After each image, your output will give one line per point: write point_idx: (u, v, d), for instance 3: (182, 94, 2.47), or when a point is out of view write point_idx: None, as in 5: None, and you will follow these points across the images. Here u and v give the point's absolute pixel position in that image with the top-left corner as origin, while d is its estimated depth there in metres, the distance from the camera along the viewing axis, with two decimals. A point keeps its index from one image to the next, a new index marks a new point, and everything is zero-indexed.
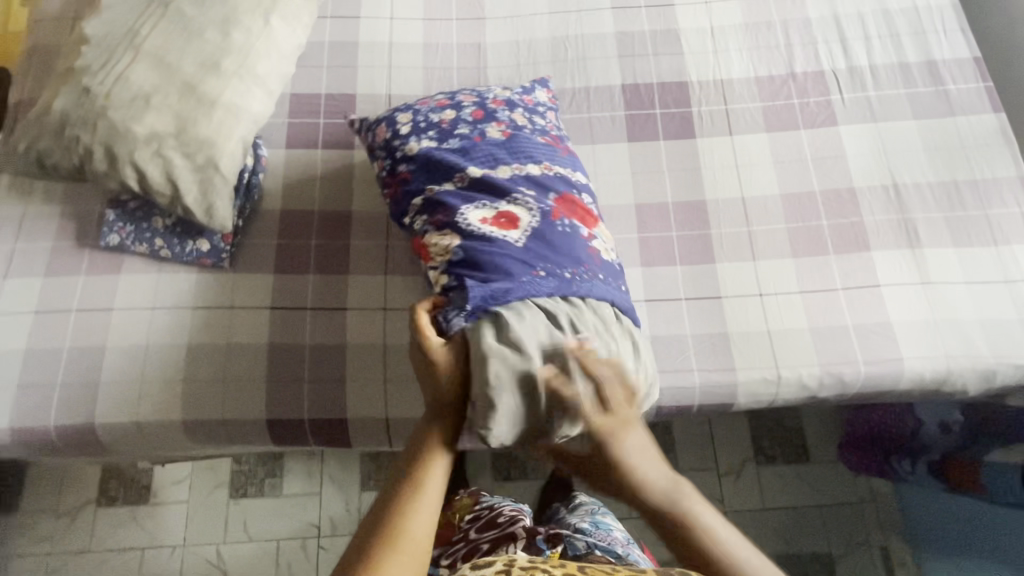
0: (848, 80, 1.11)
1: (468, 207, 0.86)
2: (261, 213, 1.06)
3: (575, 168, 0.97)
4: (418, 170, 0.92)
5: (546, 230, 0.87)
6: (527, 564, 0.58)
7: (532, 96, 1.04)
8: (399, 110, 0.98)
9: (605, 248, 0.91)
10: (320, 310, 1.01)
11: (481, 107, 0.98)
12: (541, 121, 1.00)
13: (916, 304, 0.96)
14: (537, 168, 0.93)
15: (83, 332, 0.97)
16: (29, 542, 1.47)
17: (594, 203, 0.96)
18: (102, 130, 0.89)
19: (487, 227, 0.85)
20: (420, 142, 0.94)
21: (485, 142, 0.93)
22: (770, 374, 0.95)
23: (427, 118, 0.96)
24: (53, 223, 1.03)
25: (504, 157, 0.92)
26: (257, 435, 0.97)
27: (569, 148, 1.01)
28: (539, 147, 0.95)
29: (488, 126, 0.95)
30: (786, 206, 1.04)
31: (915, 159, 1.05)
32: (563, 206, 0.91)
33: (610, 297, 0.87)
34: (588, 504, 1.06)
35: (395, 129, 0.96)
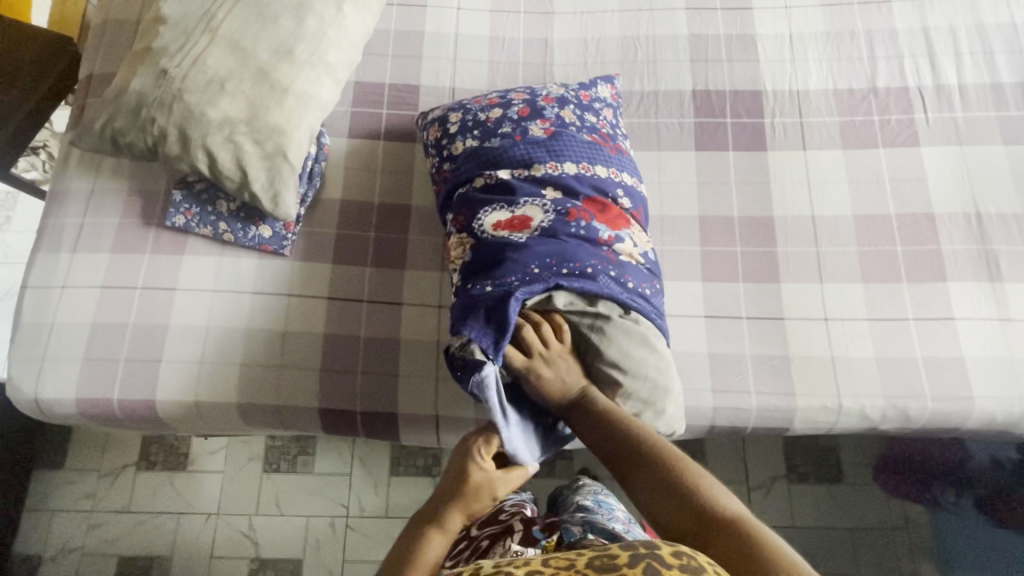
0: (934, 98, 1.06)
1: (484, 209, 0.87)
2: (322, 202, 1.06)
3: (619, 168, 0.94)
4: (461, 168, 0.94)
5: (560, 230, 0.85)
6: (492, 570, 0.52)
7: (589, 92, 1.02)
8: (452, 109, 1.00)
9: (629, 251, 0.87)
10: (376, 304, 1.02)
11: (530, 104, 0.97)
12: (592, 118, 0.98)
13: (991, 340, 0.93)
14: (573, 168, 0.91)
15: (147, 310, 0.99)
16: (74, 499, 1.53)
17: (632, 206, 0.93)
18: (178, 113, 0.89)
19: (498, 231, 0.85)
20: (466, 140, 0.96)
21: (525, 140, 0.92)
22: (831, 402, 0.93)
23: (475, 116, 0.97)
24: (120, 200, 1.05)
25: (540, 156, 0.91)
26: (308, 423, 0.99)
27: (620, 147, 0.98)
28: (581, 145, 0.93)
29: (533, 123, 0.94)
30: (858, 228, 1.01)
31: (1001, 187, 1.00)
32: (589, 207, 0.88)
33: (615, 297, 0.82)
34: (591, 484, 1.00)
35: (445, 127, 0.99)
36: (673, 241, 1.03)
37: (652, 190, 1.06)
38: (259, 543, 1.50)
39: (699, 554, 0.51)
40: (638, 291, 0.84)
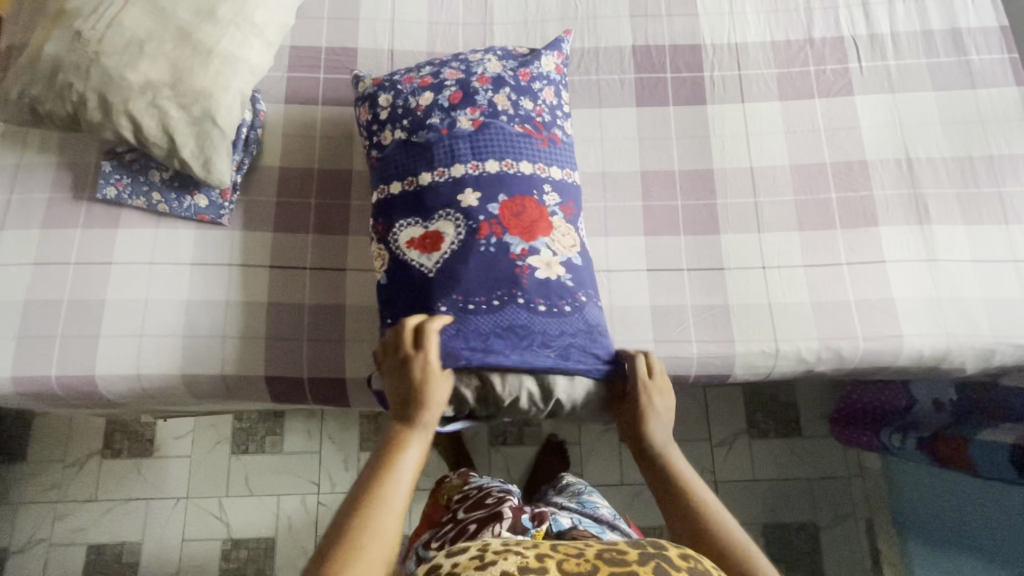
0: (868, 47, 1.07)
1: (399, 224, 0.88)
2: (260, 170, 1.04)
3: (547, 163, 0.91)
4: (387, 161, 0.92)
5: (468, 251, 0.84)
6: (501, 547, 0.52)
7: (529, 70, 0.96)
8: (383, 87, 0.95)
9: (545, 264, 0.85)
10: (319, 271, 1.01)
11: (463, 87, 0.93)
12: (527, 105, 0.94)
13: (919, 280, 0.96)
14: (495, 165, 0.89)
15: (83, 285, 0.97)
16: (35, 488, 1.51)
17: (560, 202, 0.90)
18: (96, 77, 0.86)
19: (410, 251, 0.86)
20: (394, 130, 0.92)
21: (452, 134, 0.90)
22: (769, 347, 0.95)
23: (406, 101, 0.93)
24: (48, 175, 1.01)
25: (462, 155, 0.89)
26: (257, 392, 0.98)
27: (555, 136, 0.94)
28: (509, 139, 0.90)
29: (462, 113, 0.91)
30: (795, 177, 1.02)
31: (931, 132, 1.02)
32: (502, 218, 0.86)
33: (529, 325, 0.83)
34: (576, 485, 1.03)
35: (375, 109, 0.94)
36: (615, 197, 1.04)
37: (594, 148, 1.06)
38: (230, 523, 1.50)
39: (705, 558, 0.52)
40: (552, 314, 0.84)
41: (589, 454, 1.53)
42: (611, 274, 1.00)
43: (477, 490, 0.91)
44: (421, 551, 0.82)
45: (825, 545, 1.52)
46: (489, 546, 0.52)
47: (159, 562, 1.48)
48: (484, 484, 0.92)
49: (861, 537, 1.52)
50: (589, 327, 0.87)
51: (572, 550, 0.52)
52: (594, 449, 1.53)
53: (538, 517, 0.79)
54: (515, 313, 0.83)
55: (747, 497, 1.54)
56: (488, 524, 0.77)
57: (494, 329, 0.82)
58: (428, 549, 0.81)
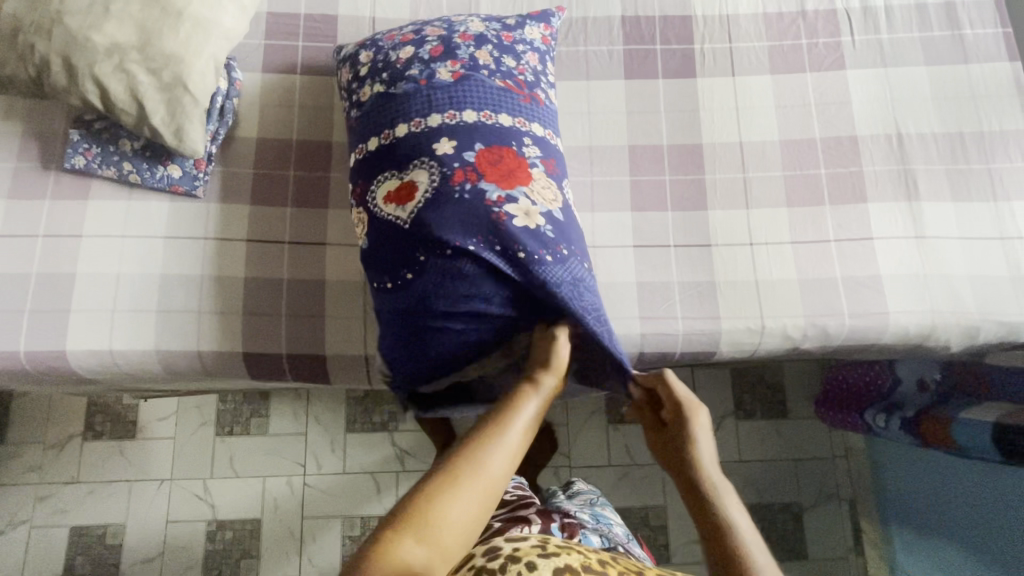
0: (861, 20, 1.05)
1: (377, 179, 0.85)
2: (236, 141, 1.01)
3: (527, 118, 0.89)
4: (365, 117, 0.89)
5: (443, 197, 0.80)
6: (562, 545, 0.57)
7: (512, 32, 0.95)
8: (366, 47, 0.94)
9: (524, 213, 0.81)
10: (298, 245, 0.98)
11: (444, 43, 0.91)
12: (509, 62, 0.92)
13: (907, 256, 0.95)
14: (473, 115, 0.85)
15: (52, 258, 0.94)
16: (14, 469, 1.49)
17: (541, 156, 0.87)
18: (58, 38, 0.82)
19: (388, 204, 0.83)
20: (374, 85, 0.90)
21: (430, 85, 0.87)
22: (755, 324, 0.94)
23: (386, 56, 0.91)
24: (14, 143, 0.98)
25: (439, 105, 0.86)
26: (235, 370, 0.96)
27: (537, 96, 0.92)
28: (488, 91, 0.88)
29: (441, 66, 0.89)
30: (784, 153, 1.01)
31: (922, 108, 1.01)
32: (478, 166, 0.82)
33: (507, 273, 0.79)
34: (587, 494, 1.03)
35: (357, 69, 0.93)
36: (603, 171, 1.02)
37: (581, 121, 1.04)
38: (214, 505, 1.49)
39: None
40: (533, 263, 0.79)
41: (577, 435, 1.53)
42: (597, 250, 0.98)
43: None
44: None
45: (809, 525, 1.53)
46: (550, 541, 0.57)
47: (142, 544, 1.46)
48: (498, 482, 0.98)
49: (844, 517, 1.53)
50: (575, 282, 0.83)
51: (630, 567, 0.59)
52: (581, 430, 1.53)
53: (570, 530, 0.82)
54: (494, 263, 0.79)
55: (733, 477, 1.55)
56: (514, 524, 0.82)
57: (472, 278, 0.78)
58: None
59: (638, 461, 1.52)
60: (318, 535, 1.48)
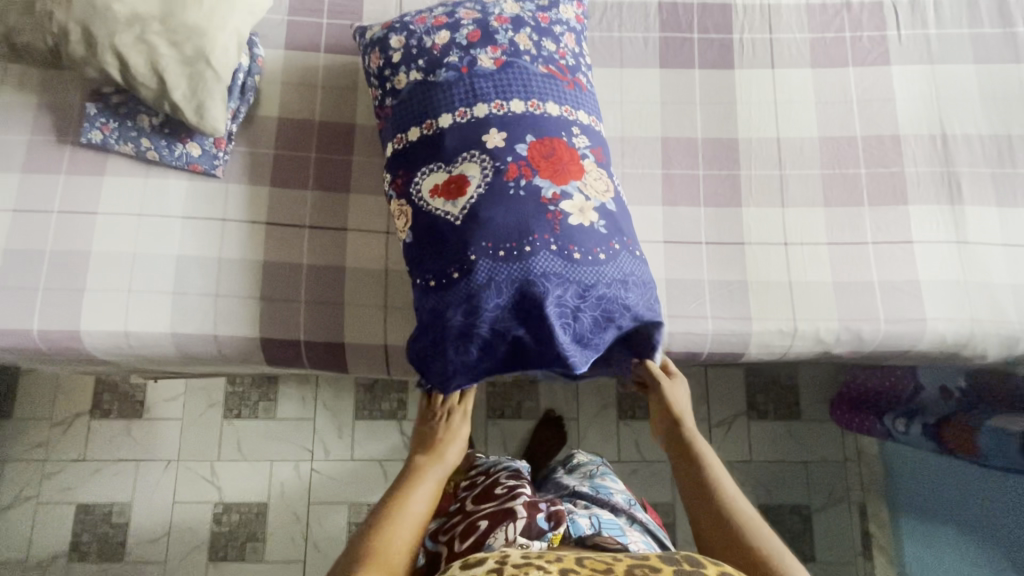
0: (908, 14, 1.01)
1: (421, 172, 0.83)
2: (257, 120, 0.97)
3: (574, 107, 0.86)
4: (402, 107, 0.86)
5: (496, 193, 0.78)
6: (522, 562, 0.50)
7: (549, 13, 0.90)
8: (395, 29, 0.89)
9: (578, 209, 0.79)
10: (318, 229, 0.95)
11: (481, 26, 0.86)
12: (550, 46, 0.88)
13: (946, 262, 0.92)
14: (521, 105, 0.83)
15: (66, 235, 0.91)
16: (21, 445, 1.48)
17: (589, 145, 0.85)
18: (78, 6, 0.79)
19: (435, 199, 0.81)
20: (409, 72, 0.86)
21: (473, 73, 0.84)
22: (787, 326, 0.92)
23: (420, 41, 0.86)
24: (29, 115, 0.95)
25: (484, 95, 0.83)
26: (251, 355, 0.94)
27: (579, 81, 0.88)
28: (533, 80, 0.84)
29: (482, 52, 0.85)
30: (823, 150, 0.97)
31: (969, 108, 0.97)
32: (530, 160, 0.79)
33: (557, 270, 0.76)
34: (588, 466, 1.01)
35: (387, 53, 0.88)
36: (633, 163, 0.98)
37: (613, 110, 1.00)
38: (221, 488, 1.48)
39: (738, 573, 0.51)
40: (587, 262, 0.77)
41: (589, 430, 1.51)
42: None
43: (484, 477, 0.87)
44: (428, 543, 0.76)
45: (819, 528, 1.52)
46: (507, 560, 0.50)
47: (149, 524, 1.46)
48: (491, 470, 0.88)
49: (854, 521, 1.52)
50: (625, 277, 0.80)
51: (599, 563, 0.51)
52: (593, 425, 1.51)
53: (556, 515, 0.73)
54: (550, 262, 0.76)
55: (744, 478, 1.53)
56: (499, 522, 0.71)
57: (529, 279, 0.76)
58: (436, 543, 0.75)
59: (650, 458, 1.50)
60: (325, 522, 1.47)
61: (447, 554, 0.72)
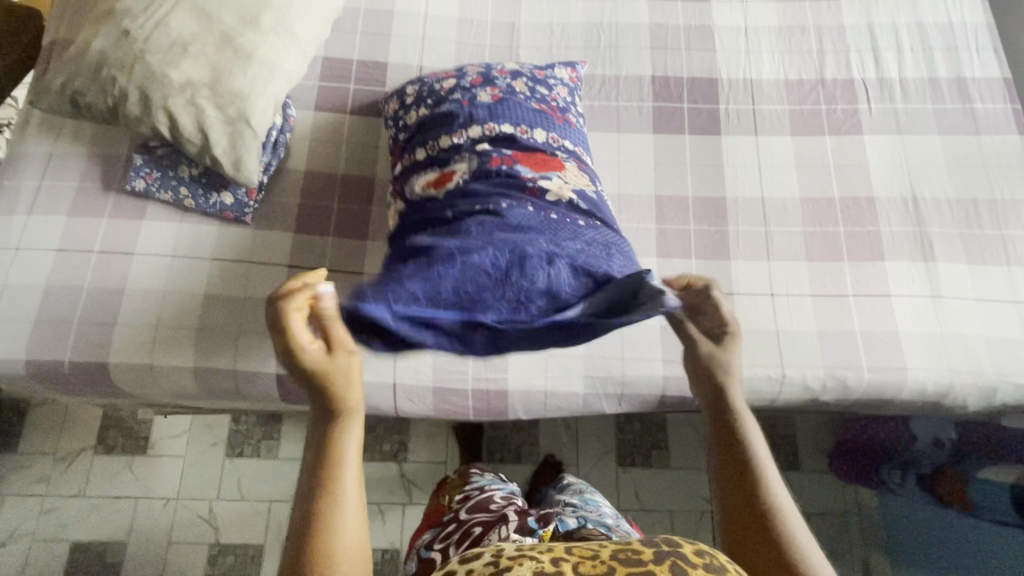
0: (877, 90, 1.12)
1: (419, 173, 0.89)
2: (285, 172, 1.06)
3: (561, 135, 0.94)
4: (411, 136, 0.96)
5: (479, 176, 0.84)
6: (514, 552, 0.47)
7: (545, 71, 1.05)
8: (411, 84, 1.03)
9: (555, 190, 0.84)
10: (336, 272, 1.03)
11: (484, 75, 0.99)
12: (543, 91, 1.00)
13: (923, 315, 0.98)
14: (510, 128, 0.89)
15: (103, 274, 0.99)
16: (25, 479, 1.50)
17: (573, 155, 0.93)
18: (138, 73, 0.89)
19: (428, 188, 0.86)
20: (419, 111, 0.98)
21: (472, 104, 0.92)
22: (775, 373, 0.97)
23: (431, 88, 0.99)
24: (79, 165, 1.04)
25: (479, 116, 0.91)
26: (266, 391, 0.99)
27: (569, 118, 0.99)
28: (527, 112, 0.93)
29: (482, 91, 0.95)
30: (805, 211, 1.05)
31: (936, 174, 1.06)
32: (513, 154, 0.86)
33: (533, 225, 0.77)
34: (578, 483, 1.07)
35: (403, 100, 1.01)
36: (629, 218, 1.07)
37: (612, 169, 1.10)
38: (219, 528, 1.48)
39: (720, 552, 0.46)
40: (563, 224, 0.79)
41: (588, 475, 1.52)
42: None
43: (477, 493, 0.95)
44: (424, 550, 0.84)
45: None
46: (502, 553, 0.47)
47: (144, 564, 1.45)
48: (485, 488, 0.96)
49: None
50: (606, 244, 0.80)
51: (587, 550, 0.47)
52: (591, 470, 1.53)
53: (543, 520, 0.82)
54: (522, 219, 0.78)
55: None
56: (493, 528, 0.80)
57: (503, 227, 0.75)
58: (432, 549, 0.84)
59: (648, 506, 1.51)
60: None
61: (443, 557, 0.80)
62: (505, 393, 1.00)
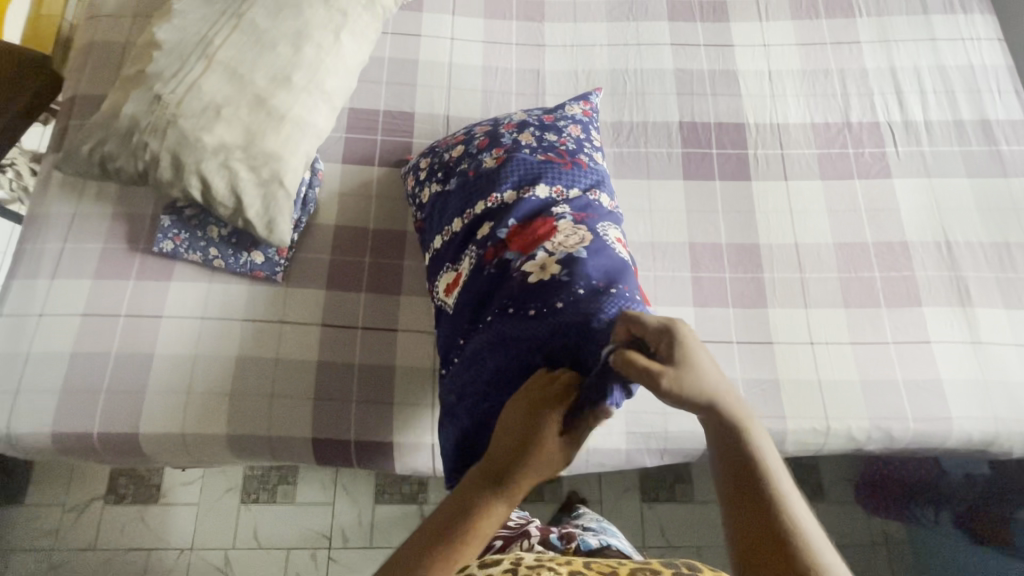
0: (903, 133, 1.12)
1: (438, 275, 0.94)
2: (315, 228, 1.05)
3: (566, 185, 0.91)
4: (427, 218, 0.99)
5: (477, 275, 0.85)
6: None
7: (554, 114, 1.03)
8: (424, 154, 1.05)
9: (541, 268, 0.79)
10: (370, 330, 1.01)
11: (491, 134, 0.99)
12: (552, 138, 0.98)
13: (964, 362, 0.97)
14: (512, 193, 0.89)
15: (132, 339, 0.96)
16: (30, 534, 1.42)
17: (574, 210, 0.87)
18: (172, 138, 0.87)
19: (445, 294, 0.91)
20: (432, 185, 1.00)
21: (477, 174, 0.94)
22: (820, 425, 0.96)
23: (442, 158, 1.01)
24: (103, 225, 1.02)
25: (479, 191, 0.91)
26: (301, 455, 0.96)
27: (579, 161, 0.96)
28: (533, 167, 0.92)
29: (488, 154, 0.96)
30: (839, 256, 1.05)
31: (967, 218, 1.06)
32: (507, 240, 0.84)
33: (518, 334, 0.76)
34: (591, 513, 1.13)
35: (417, 174, 1.04)
36: (664, 267, 1.06)
37: (644, 217, 1.09)
38: None
39: None
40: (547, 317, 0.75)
41: (615, 516, 1.50)
42: None
43: None
44: None
45: None
46: None
47: None
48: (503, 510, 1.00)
49: None
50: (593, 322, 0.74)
51: None
52: (618, 511, 1.50)
53: (566, 537, 0.91)
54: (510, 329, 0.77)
55: None
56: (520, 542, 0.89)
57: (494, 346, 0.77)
58: None
59: (675, 542, 1.48)
60: None
61: None
62: None
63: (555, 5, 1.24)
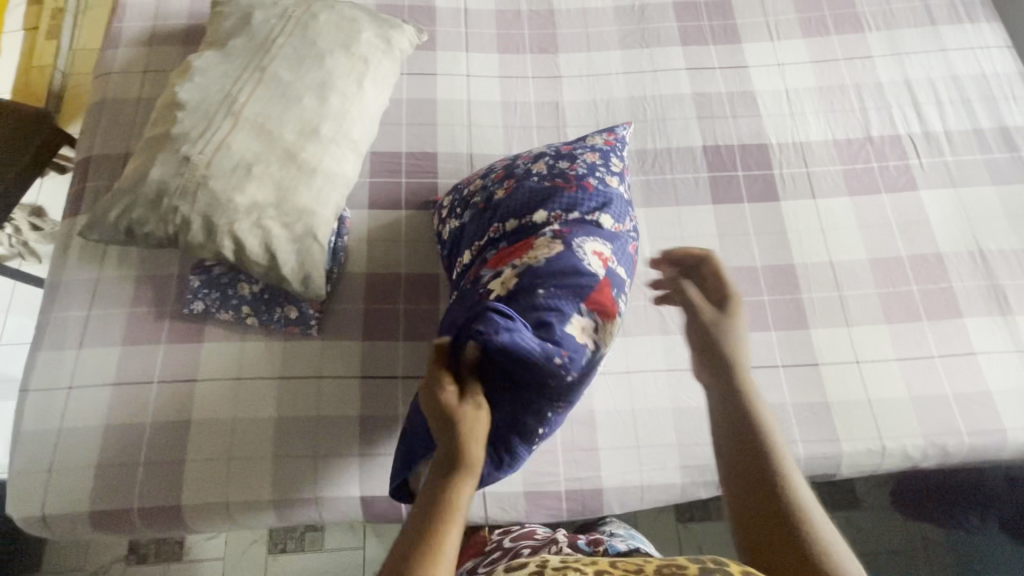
0: (924, 144, 1.13)
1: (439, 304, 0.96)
2: (346, 277, 1.03)
3: (565, 209, 0.86)
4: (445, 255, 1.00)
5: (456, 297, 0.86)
6: (560, 565, 0.60)
7: (573, 143, 0.98)
8: (448, 194, 1.04)
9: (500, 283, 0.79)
10: (411, 378, 0.98)
11: (506, 167, 0.96)
12: (564, 164, 0.93)
13: (1011, 371, 0.97)
14: (510, 223, 0.87)
15: (167, 406, 0.93)
16: None
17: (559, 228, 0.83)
18: (203, 200, 0.85)
19: None
20: (451, 223, 0.98)
21: (484, 207, 0.93)
22: (875, 445, 0.95)
23: (460, 196, 0.99)
24: (129, 289, 0.99)
25: (483, 223, 0.91)
26: (349, 514, 0.93)
27: (588, 185, 0.90)
28: (536, 194, 0.89)
29: (497, 187, 0.94)
30: (875, 271, 1.05)
31: (997, 225, 1.07)
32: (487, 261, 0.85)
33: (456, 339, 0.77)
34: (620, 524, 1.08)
35: (441, 213, 1.02)
36: None
37: (676, 244, 1.08)
38: None
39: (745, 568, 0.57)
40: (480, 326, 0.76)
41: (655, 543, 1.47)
42: None
43: (522, 527, 0.96)
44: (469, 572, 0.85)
45: None
46: (547, 563, 0.60)
47: None
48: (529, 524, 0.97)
49: None
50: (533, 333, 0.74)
51: (630, 567, 0.60)
52: (658, 538, 1.47)
53: (594, 542, 0.89)
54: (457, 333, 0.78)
55: None
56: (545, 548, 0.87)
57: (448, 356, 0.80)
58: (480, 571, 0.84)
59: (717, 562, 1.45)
60: None
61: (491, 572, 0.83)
62: (600, 490, 0.95)
63: (567, 36, 1.25)
